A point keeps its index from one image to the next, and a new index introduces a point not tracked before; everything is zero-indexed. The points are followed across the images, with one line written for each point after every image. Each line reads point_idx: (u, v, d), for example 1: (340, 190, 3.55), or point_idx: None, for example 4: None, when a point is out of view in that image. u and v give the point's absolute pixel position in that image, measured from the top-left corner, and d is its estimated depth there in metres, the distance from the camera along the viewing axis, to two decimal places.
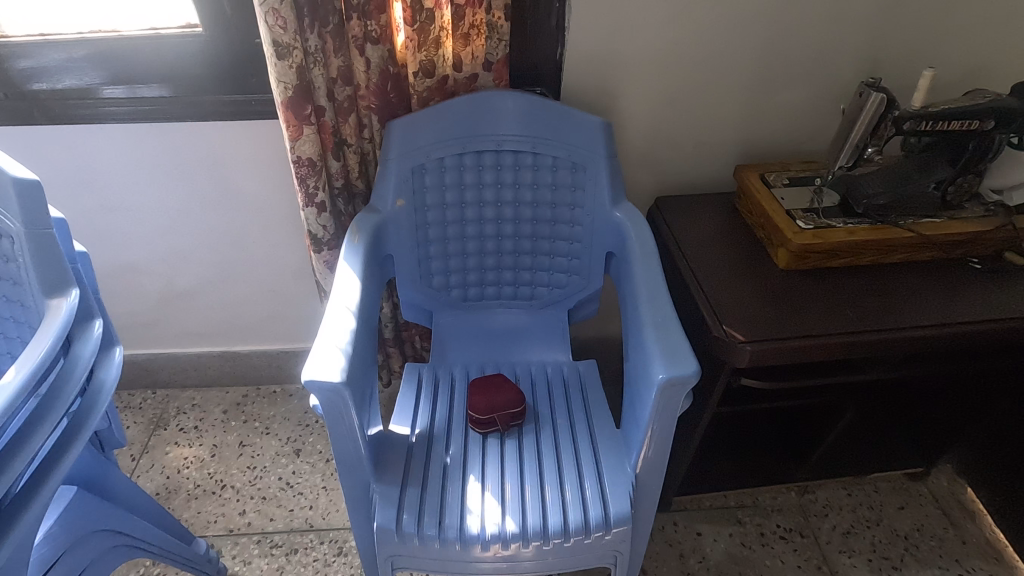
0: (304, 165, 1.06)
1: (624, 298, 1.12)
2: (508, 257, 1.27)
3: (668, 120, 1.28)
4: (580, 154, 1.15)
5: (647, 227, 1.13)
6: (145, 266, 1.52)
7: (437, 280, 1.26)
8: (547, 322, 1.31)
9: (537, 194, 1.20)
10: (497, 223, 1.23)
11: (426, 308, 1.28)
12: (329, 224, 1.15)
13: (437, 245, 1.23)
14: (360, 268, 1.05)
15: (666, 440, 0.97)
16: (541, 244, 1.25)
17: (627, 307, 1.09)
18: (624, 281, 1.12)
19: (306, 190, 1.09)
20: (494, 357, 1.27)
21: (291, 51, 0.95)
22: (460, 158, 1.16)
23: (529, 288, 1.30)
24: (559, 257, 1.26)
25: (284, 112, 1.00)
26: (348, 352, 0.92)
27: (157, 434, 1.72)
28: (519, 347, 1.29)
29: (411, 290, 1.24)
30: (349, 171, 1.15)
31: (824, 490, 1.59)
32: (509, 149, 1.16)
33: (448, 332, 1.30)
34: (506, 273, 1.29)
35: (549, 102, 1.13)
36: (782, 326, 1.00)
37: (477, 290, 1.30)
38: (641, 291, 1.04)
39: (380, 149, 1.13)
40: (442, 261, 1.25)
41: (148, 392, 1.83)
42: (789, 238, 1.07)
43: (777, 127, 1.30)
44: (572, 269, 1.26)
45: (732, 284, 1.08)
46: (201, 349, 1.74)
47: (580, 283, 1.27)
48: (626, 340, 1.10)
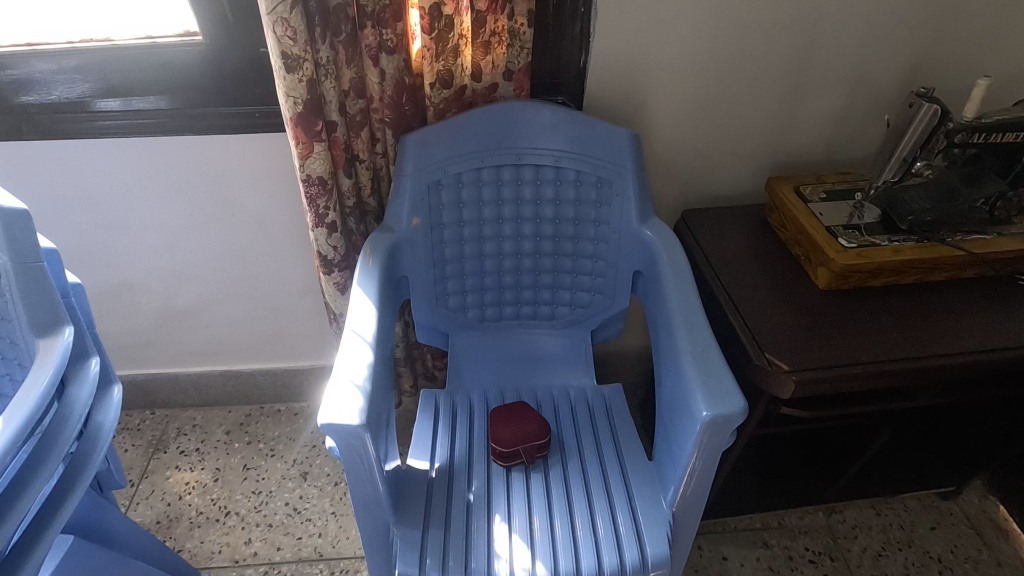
0: (314, 185, 0.99)
1: (656, 322, 1.06)
2: (528, 276, 1.21)
3: (696, 129, 1.21)
4: (606, 168, 1.09)
5: (678, 245, 1.07)
6: (141, 285, 1.44)
7: (453, 300, 1.19)
8: (569, 343, 1.25)
9: (559, 210, 1.14)
10: (517, 241, 1.17)
11: (442, 330, 1.21)
12: (339, 245, 1.08)
13: (454, 265, 1.16)
14: (375, 294, 0.98)
15: (707, 478, 0.91)
16: (563, 262, 1.19)
17: (659, 332, 1.03)
18: (655, 303, 1.06)
19: (316, 211, 1.02)
20: (515, 382, 1.21)
21: (302, 64, 0.87)
22: (479, 172, 1.09)
23: (549, 307, 1.24)
24: (582, 276, 1.19)
25: (293, 129, 0.92)
26: (365, 388, 0.85)
27: (156, 458, 1.65)
28: (540, 370, 1.22)
29: (426, 312, 1.17)
30: (361, 188, 1.08)
31: (853, 510, 1.53)
32: (531, 162, 1.09)
33: (465, 355, 1.23)
34: (526, 292, 1.22)
35: (574, 114, 1.06)
36: (827, 353, 0.94)
37: (496, 310, 1.23)
38: (675, 317, 0.98)
39: (395, 164, 1.06)
40: (458, 281, 1.18)
41: (146, 412, 1.76)
42: (832, 257, 1.01)
43: (808, 136, 1.24)
44: (595, 288, 1.20)
45: (770, 307, 1.02)
46: (202, 369, 1.67)
47: (604, 302, 1.20)
48: (657, 367, 1.04)
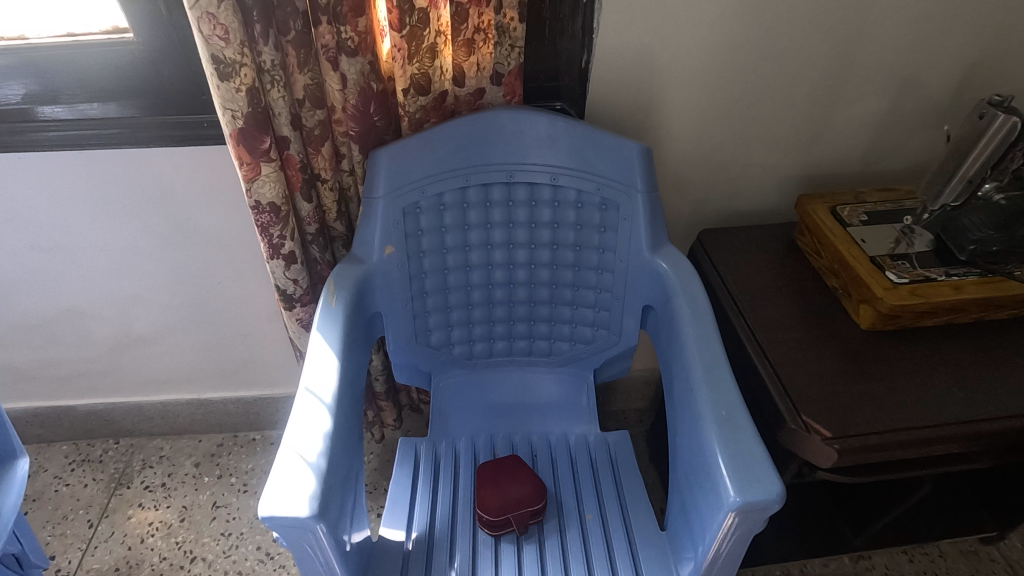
0: (265, 212, 0.84)
1: (670, 370, 0.90)
2: (521, 309, 1.05)
3: (714, 138, 1.05)
4: (612, 188, 0.93)
5: (696, 278, 0.91)
6: (92, 312, 1.29)
7: (436, 336, 1.04)
8: (569, 383, 1.09)
9: (556, 234, 0.98)
10: (508, 270, 1.02)
11: (424, 369, 1.06)
12: (301, 278, 0.93)
13: (436, 298, 1.01)
14: (338, 340, 0.83)
15: (732, 567, 0.76)
16: (561, 293, 1.03)
17: (674, 383, 0.87)
18: (669, 348, 0.90)
19: (269, 240, 0.87)
20: (506, 429, 1.06)
21: (238, 70, 0.71)
22: (464, 192, 0.94)
23: (546, 343, 1.08)
24: (583, 309, 1.04)
25: (235, 148, 0.76)
26: (319, 466, 0.70)
27: (118, 494, 1.51)
28: (535, 415, 1.07)
29: (404, 350, 1.02)
30: (326, 212, 0.92)
31: (882, 556, 1.39)
32: (524, 181, 0.94)
33: (451, 397, 1.08)
34: (519, 326, 1.07)
35: (574, 124, 0.91)
36: (876, 414, 0.78)
37: (485, 346, 1.08)
38: (694, 368, 0.82)
39: (364, 184, 0.91)
40: (441, 315, 1.03)
41: (109, 442, 1.62)
42: (879, 296, 0.85)
43: (842, 145, 1.08)
44: (599, 323, 1.04)
45: (804, 354, 0.86)
46: (166, 397, 1.53)
47: (609, 338, 1.05)
48: (671, 422, 0.88)
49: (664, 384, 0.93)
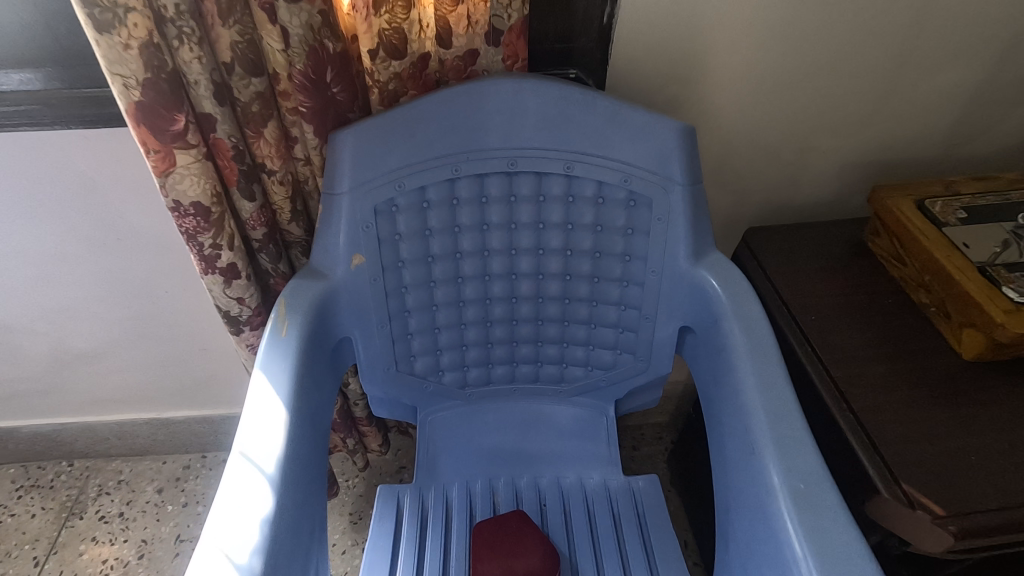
0: (189, 215, 0.63)
1: (718, 412, 0.70)
2: (525, 329, 0.86)
3: (765, 114, 0.84)
4: (643, 178, 0.72)
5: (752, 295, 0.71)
6: (21, 325, 1.10)
7: (421, 362, 0.85)
8: (585, 416, 0.90)
9: (570, 238, 0.78)
10: (510, 282, 0.82)
11: (408, 401, 0.87)
12: (247, 296, 0.73)
13: (420, 318, 0.81)
14: (286, 383, 0.63)
15: None
16: (575, 310, 0.83)
17: (725, 432, 0.67)
18: (717, 384, 0.70)
19: (200, 251, 0.67)
20: (508, 473, 0.87)
21: (124, 17, 0.50)
22: (452, 186, 0.74)
23: (556, 369, 0.89)
24: (603, 330, 0.84)
25: (134, 129, 0.56)
26: (252, 568, 0.51)
27: (69, 526, 1.33)
28: (544, 456, 0.88)
29: (383, 380, 0.83)
30: (277, 213, 0.72)
31: None
32: (530, 170, 0.74)
33: (440, 434, 0.89)
34: (523, 348, 0.88)
35: (594, 96, 0.70)
36: (1002, 482, 0.59)
37: (481, 373, 0.89)
38: (756, 418, 0.62)
39: (324, 177, 0.71)
40: (427, 337, 0.83)
41: (62, 465, 1.43)
42: (996, 320, 0.65)
43: (922, 123, 0.87)
44: (621, 346, 0.84)
45: (894, 396, 0.66)
46: (121, 417, 1.34)
47: (634, 365, 0.85)
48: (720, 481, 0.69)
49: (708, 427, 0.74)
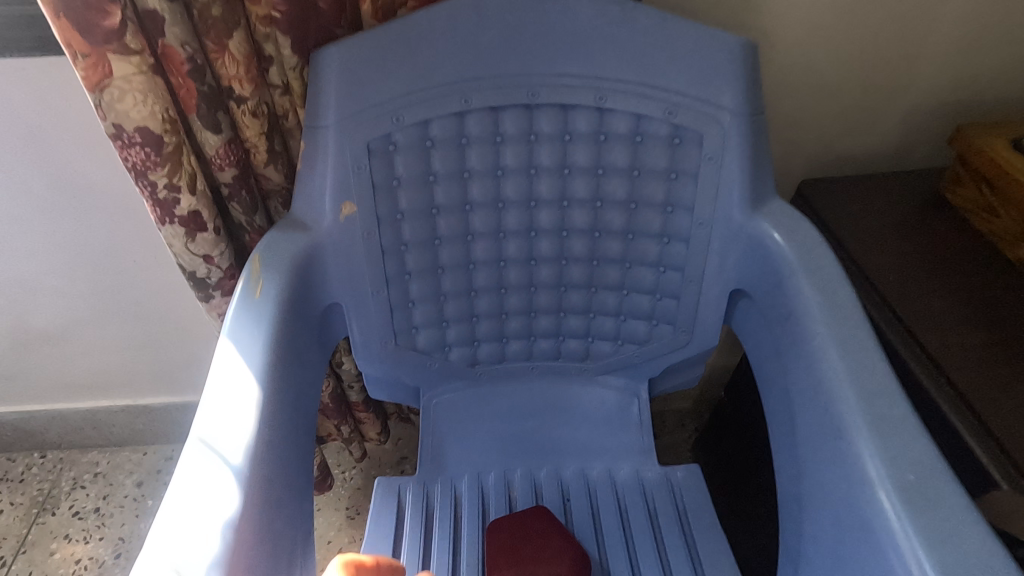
0: (137, 145, 0.51)
1: (785, 390, 0.58)
2: (545, 297, 0.74)
3: (828, 44, 0.72)
4: (693, 109, 0.60)
5: (827, 249, 0.58)
6: None
7: (425, 336, 0.73)
8: (613, 398, 0.78)
9: (600, 187, 0.66)
10: (528, 241, 0.70)
11: (410, 381, 0.75)
12: (216, 253, 0.61)
13: (423, 283, 0.69)
14: (259, 354, 0.51)
15: None
16: (604, 273, 0.71)
17: (795, 412, 0.56)
18: (782, 356, 0.58)
19: (154, 193, 0.55)
20: (526, 464, 0.75)
21: None
22: (462, 120, 0.62)
23: (580, 344, 0.77)
24: (637, 298, 0.72)
25: (55, 24, 0.45)
26: None
27: (39, 523, 1.20)
28: (566, 444, 0.76)
29: (380, 356, 0.71)
30: (251, 152, 0.60)
31: None
32: (554, 101, 0.62)
33: (447, 420, 0.77)
34: (542, 320, 0.76)
35: (634, 8, 0.58)
36: None
37: (494, 348, 0.77)
38: (840, 394, 0.50)
39: (308, 107, 0.59)
40: (431, 305, 0.71)
41: (33, 457, 1.31)
42: None
43: (1012, 57, 0.74)
44: (658, 315, 0.72)
45: (1005, 371, 0.54)
46: (96, 404, 1.22)
47: (673, 338, 0.73)
48: (787, 472, 0.57)
49: (769, 409, 0.62)
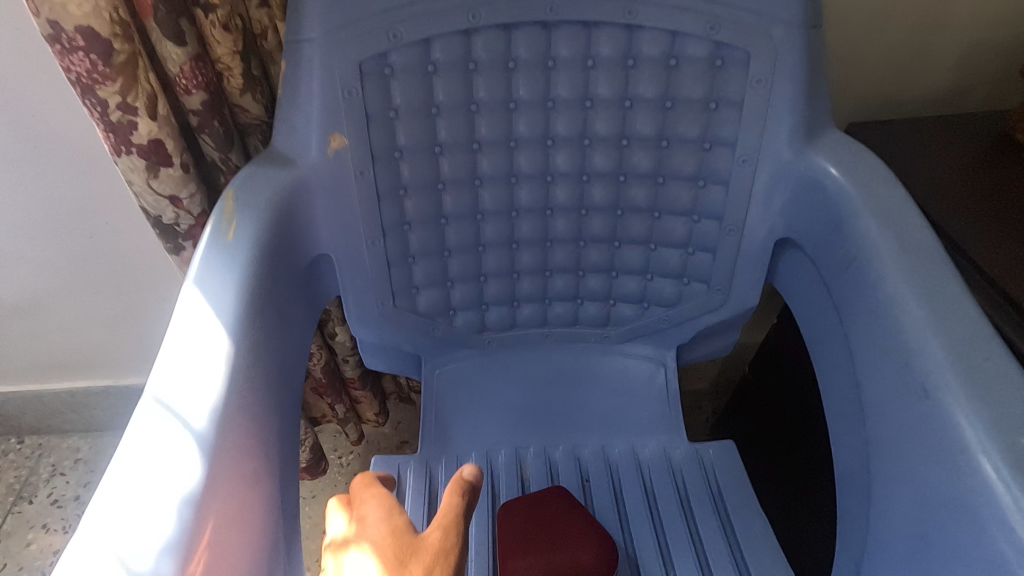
0: (83, 51, 0.43)
1: (847, 349, 0.50)
2: (561, 254, 0.66)
3: None
4: (737, 24, 0.52)
5: (895, 184, 0.50)
6: None
7: (426, 297, 0.65)
8: (637, 369, 0.70)
9: (626, 122, 0.58)
10: (543, 187, 0.61)
11: (410, 348, 0.67)
12: (184, 195, 0.52)
13: (424, 235, 0.61)
14: (231, 301, 0.43)
15: None
16: (629, 224, 0.63)
17: (863, 372, 0.48)
18: (844, 309, 0.50)
19: (107, 116, 0.46)
20: (540, 440, 0.67)
21: None
22: (469, 41, 0.53)
23: (600, 307, 0.69)
24: (665, 253, 0.64)
25: None
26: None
27: (15, 513, 1.08)
28: (585, 419, 0.68)
29: (376, 319, 0.63)
30: (224, 75, 0.51)
31: None
32: (576, 18, 0.53)
33: (452, 392, 0.69)
34: (558, 280, 0.67)
35: None
36: None
37: (504, 312, 0.69)
38: (924, 348, 0.42)
39: (290, 22, 0.51)
40: (434, 262, 0.63)
41: (10, 441, 1.19)
42: None
43: None
44: (689, 272, 0.64)
45: None
46: (78, 385, 1.12)
47: (706, 298, 0.64)
48: (850, 443, 0.49)
49: (823, 373, 0.54)
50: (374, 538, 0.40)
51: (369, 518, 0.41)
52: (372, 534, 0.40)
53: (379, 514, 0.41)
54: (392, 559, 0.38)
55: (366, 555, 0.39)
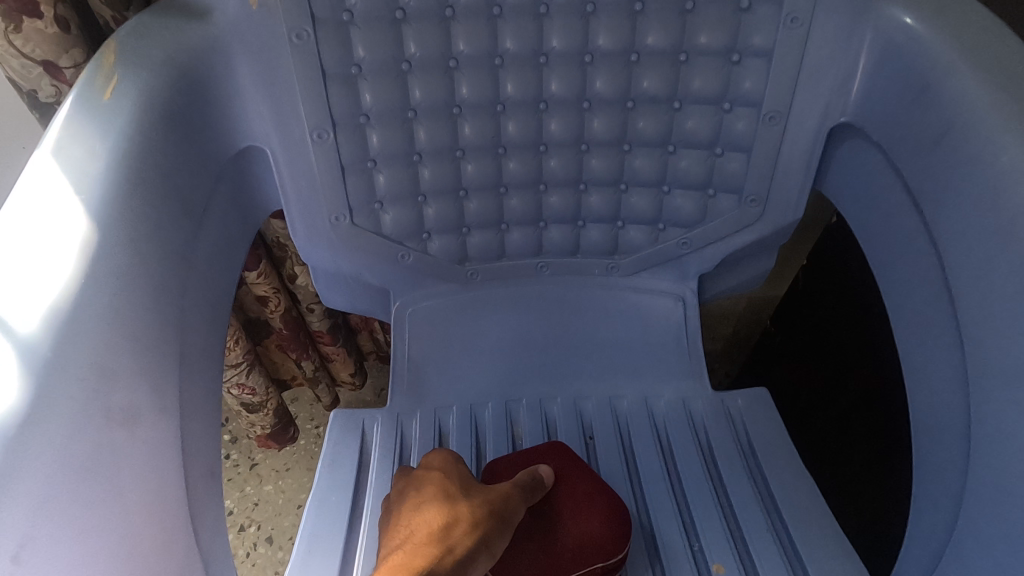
0: None
1: (938, 254, 0.39)
2: (557, 162, 0.53)
3: None
4: None
5: (1006, 40, 0.38)
6: None
7: (393, 215, 0.52)
8: (652, 305, 0.58)
9: None
10: (535, 73, 0.48)
11: (377, 280, 0.55)
12: (63, 62, 0.40)
13: (388, 133, 0.48)
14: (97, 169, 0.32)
15: None
16: (642, 122, 0.50)
17: (964, 281, 0.37)
18: (935, 206, 0.39)
19: None
20: (537, 389, 0.56)
21: None
22: None
23: (609, 232, 0.56)
24: (686, 158, 0.51)
25: None
26: None
27: None
28: (591, 364, 0.57)
29: (333, 240, 0.51)
30: None
31: None
32: None
33: (430, 333, 0.57)
34: (556, 198, 0.55)
35: None
36: None
37: (491, 239, 0.56)
38: None
39: None
40: (401, 169, 0.50)
41: None
42: None
43: None
44: (719, 182, 0.52)
45: None
46: None
47: (738, 214, 0.52)
48: (952, 376, 0.38)
49: (907, 291, 0.42)
50: (440, 468, 0.42)
51: (434, 461, 0.43)
52: (436, 470, 0.42)
53: (444, 458, 0.43)
54: (455, 487, 0.40)
55: (429, 483, 0.41)
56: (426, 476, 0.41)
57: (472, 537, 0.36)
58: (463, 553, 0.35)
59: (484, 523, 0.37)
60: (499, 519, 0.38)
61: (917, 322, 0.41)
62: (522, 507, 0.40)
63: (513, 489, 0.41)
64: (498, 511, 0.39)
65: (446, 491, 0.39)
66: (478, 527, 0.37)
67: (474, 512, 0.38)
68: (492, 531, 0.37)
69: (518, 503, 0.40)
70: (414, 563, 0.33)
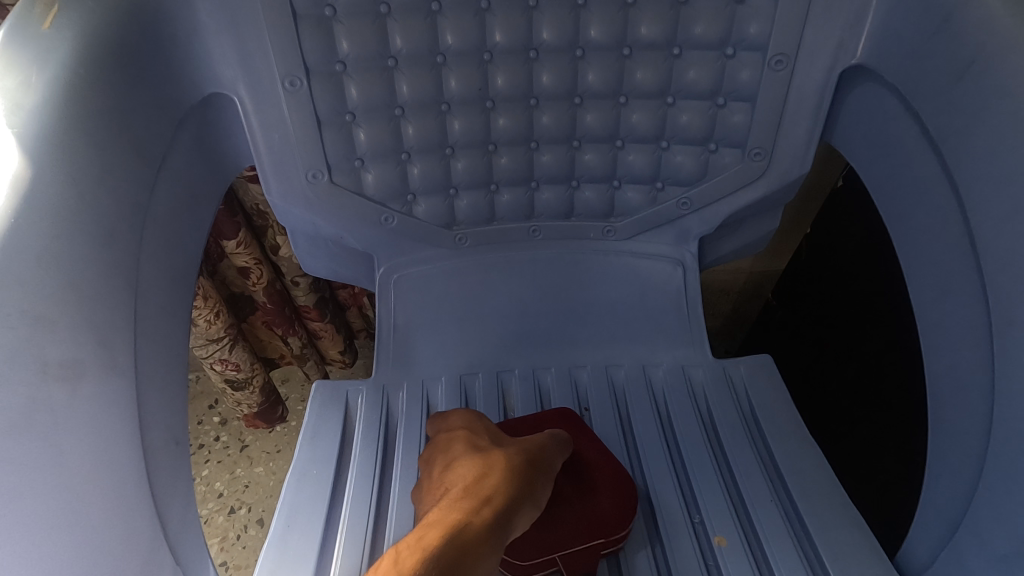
0: None
1: (961, 202, 0.36)
2: (549, 117, 0.49)
3: None
4: None
5: None
6: None
7: (375, 173, 0.49)
8: (650, 270, 0.55)
9: None
10: (525, 18, 0.44)
11: (360, 245, 0.52)
12: None
13: (368, 83, 0.45)
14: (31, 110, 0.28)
15: None
16: (643, 72, 0.47)
17: (990, 229, 0.34)
18: (958, 150, 0.36)
19: None
20: (531, 358, 0.53)
21: None
22: None
23: (606, 193, 0.53)
24: (687, 111, 0.48)
25: None
26: None
27: None
28: (588, 333, 0.54)
29: (311, 200, 0.48)
30: None
31: None
32: None
33: (418, 302, 0.55)
34: (549, 155, 0.51)
35: None
36: None
37: (481, 200, 0.53)
38: None
39: None
40: (383, 124, 0.47)
41: None
42: None
43: None
44: (721, 136, 0.49)
45: None
46: None
47: (741, 171, 0.49)
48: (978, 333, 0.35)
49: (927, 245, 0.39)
50: (464, 427, 0.41)
51: (457, 420, 0.42)
52: (461, 429, 0.40)
53: (469, 416, 0.42)
54: (485, 442, 0.39)
55: (457, 442, 0.39)
56: (451, 437, 0.40)
57: (508, 481, 0.35)
58: (502, 502, 0.33)
59: (520, 471, 0.36)
60: (535, 464, 0.37)
61: (936, 278, 0.39)
62: (559, 454, 0.39)
63: (546, 438, 0.39)
64: (533, 457, 0.37)
65: (476, 446, 0.38)
66: (513, 472, 0.35)
67: (508, 461, 0.36)
68: (530, 477, 0.36)
69: (554, 451, 0.39)
70: (451, 518, 0.32)
